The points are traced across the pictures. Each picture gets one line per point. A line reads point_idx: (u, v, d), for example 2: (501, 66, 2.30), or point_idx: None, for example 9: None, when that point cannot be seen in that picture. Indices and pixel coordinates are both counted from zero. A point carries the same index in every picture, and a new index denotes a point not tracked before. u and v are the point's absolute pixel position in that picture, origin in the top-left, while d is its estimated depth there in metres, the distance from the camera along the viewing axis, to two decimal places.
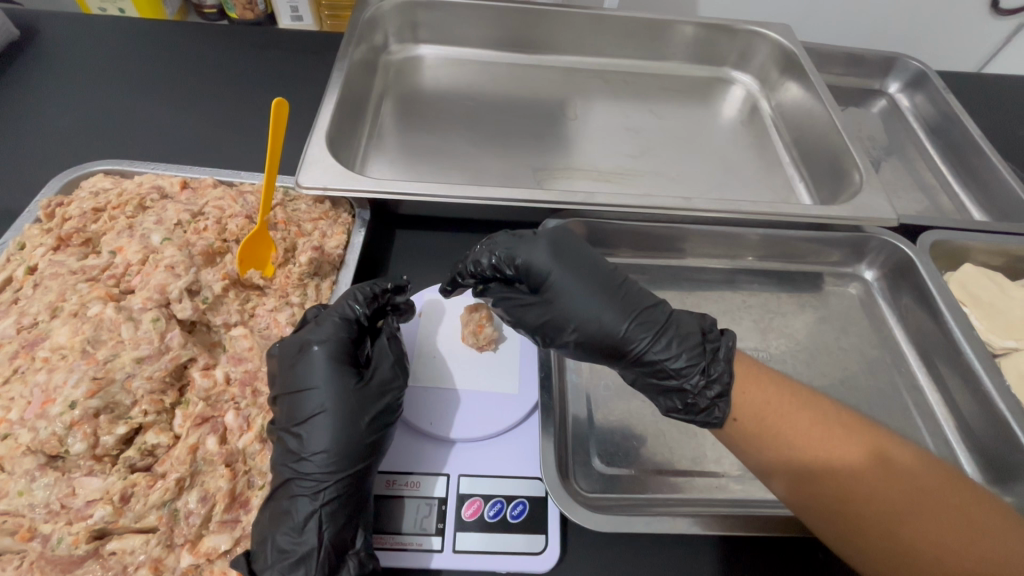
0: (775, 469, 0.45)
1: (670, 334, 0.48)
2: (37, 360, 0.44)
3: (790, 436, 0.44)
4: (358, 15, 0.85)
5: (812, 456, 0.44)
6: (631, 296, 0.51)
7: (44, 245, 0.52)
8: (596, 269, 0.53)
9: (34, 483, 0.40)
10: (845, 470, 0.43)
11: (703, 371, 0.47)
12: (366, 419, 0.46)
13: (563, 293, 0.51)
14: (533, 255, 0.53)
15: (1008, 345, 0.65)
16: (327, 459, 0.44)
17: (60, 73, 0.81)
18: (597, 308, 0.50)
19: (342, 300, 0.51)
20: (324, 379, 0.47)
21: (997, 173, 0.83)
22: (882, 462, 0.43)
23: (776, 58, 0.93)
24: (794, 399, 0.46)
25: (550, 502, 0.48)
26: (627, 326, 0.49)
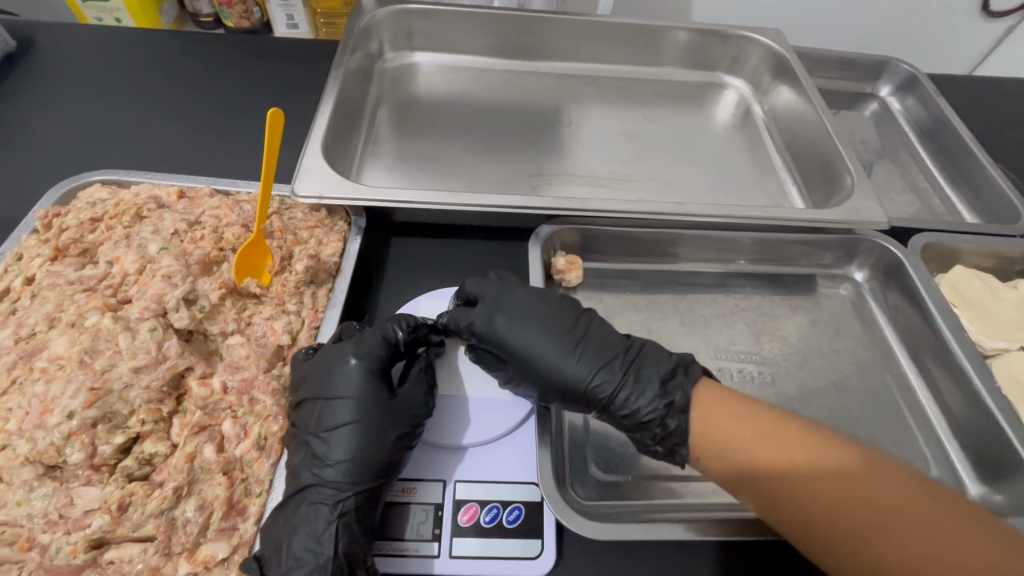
0: (741, 480, 0.45)
1: (629, 384, 0.50)
2: (35, 371, 0.44)
3: (753, 448, 0.45)
4: (353, 22, 0.86)
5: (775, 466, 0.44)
6: (596, 344, 0.53)
7: (41, 255, 0.53)
8: (558, 317, 0.54)
9: (33, 494, 0.40)
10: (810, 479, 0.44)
11: (662, 421, 0.49)
12: (393, 438, 0.46)
13: (526, 352, 0.52)
14: (491, 316, 0.54)
15: (1000, 347, 0.65)
16: (351, 468, 0.45)
17: (58, 83, 0.81)
18: (561, 361, 0.51)
19: (387, 321, 0.52)
20: (356, 391, 0.47)
21: (988, 174, 0.84)
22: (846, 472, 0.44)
23: (769, 63, 0.94)
24: (752, 418, 0.47)
25: (546, 508, 0.48)
26: (593, 379, 0.51)
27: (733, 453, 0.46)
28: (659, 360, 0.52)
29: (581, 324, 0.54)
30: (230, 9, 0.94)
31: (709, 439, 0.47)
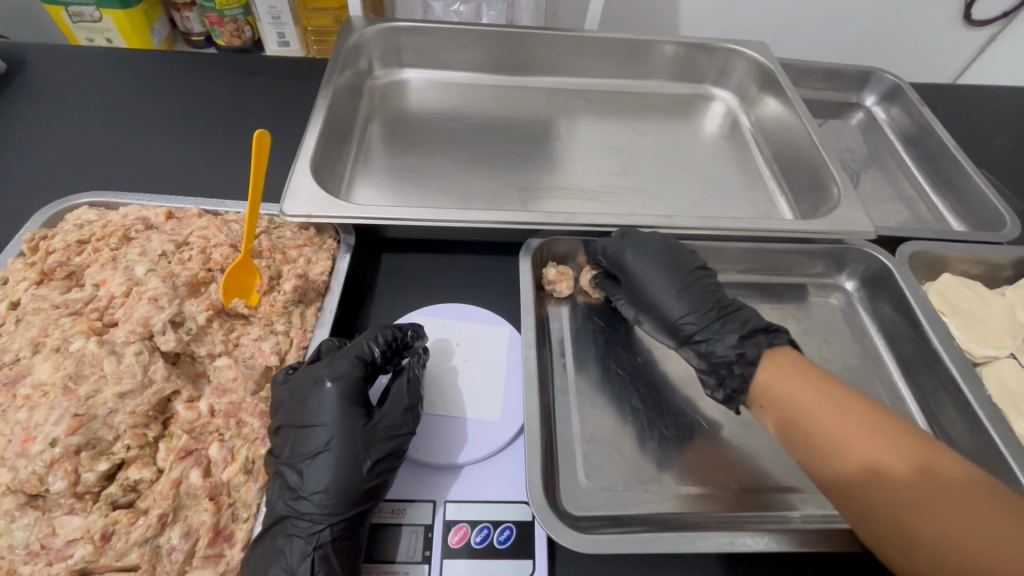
0: (815, 463, 0.48)
1: (715, 326, 0.56)
2: (18, 398, 0.44)
3: (830, 429, 0.47)
4: (342, 41, 0.86)
5: (848, 451, 0.45)
6: (704, 289, 0.59)
7: (27, 279, 0.52)
8: (679, 263, 0.61)
9: (14, 524, 0.40)
10: (891, 477, 0.44)
11: (730, 364, 0.54)
12: (368, 466, 0.45)
13: (639, 277, 0.60)
14: (621, 246, 0.62)
15: (988, 354, 0.66)
16: (326, 499, 0.44)
17: (47, 105, 0.81)
18: (662, 295, 0.59)
19: (361, 337, 0.51)
20: (333, 416, 0.47)
21: (973, 182, 0.85)
22: (919, 475, 0.43)
23: (754, 75, 0.95)
24: (841, 403, 0.48)
25: (537, 526, 0.48)
26: (679, 317, 0.58)
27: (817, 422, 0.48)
28: (761, 321, 0.57)
29: (698, 273, 0.61)
30: (221, 28, 0.94)
31: (781, 395, 0.50)
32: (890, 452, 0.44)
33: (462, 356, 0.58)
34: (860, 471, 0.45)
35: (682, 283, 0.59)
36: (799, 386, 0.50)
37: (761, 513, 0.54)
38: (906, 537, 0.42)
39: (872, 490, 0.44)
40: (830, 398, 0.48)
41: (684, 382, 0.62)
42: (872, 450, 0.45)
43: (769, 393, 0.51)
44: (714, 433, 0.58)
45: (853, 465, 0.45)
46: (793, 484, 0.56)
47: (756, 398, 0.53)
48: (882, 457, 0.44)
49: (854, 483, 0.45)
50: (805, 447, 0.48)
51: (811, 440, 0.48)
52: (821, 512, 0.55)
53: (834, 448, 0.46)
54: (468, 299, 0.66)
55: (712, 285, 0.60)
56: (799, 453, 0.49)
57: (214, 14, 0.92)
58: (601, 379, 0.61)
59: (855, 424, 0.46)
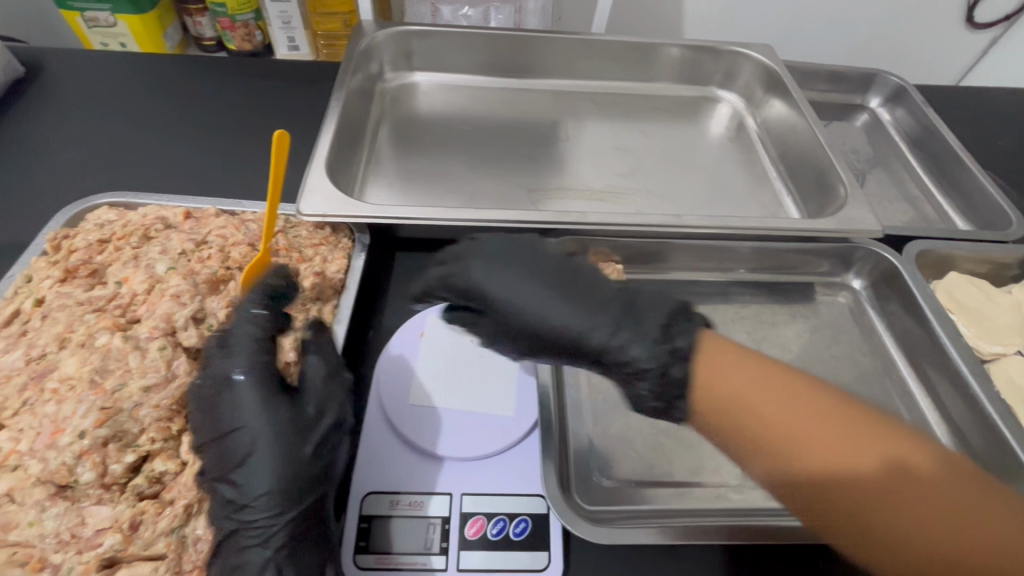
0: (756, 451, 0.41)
1: (623, 324, 0.46)
2: (46, 392, 0.45)
3: (792, 433, 0.39)
4: (354, 44, 0.87)
5: (818, 454, 0.39)
6: (590, 286, 0.50)
7: (51, 277, 0.53)
8: (547, 262, 0.51)
9: (45, 514, 0.40)
10: (866, 475, 0.38)
11: (664, 370, 0.44)
12: (309, 452, 0.47)
13: (515, 294, 0.50)
14: (468, 266, 0.52)
15: (996, 351, 0.66)
16: (271, 500, 0.45)
17: (66, 108, 0.83)
18: (552, 305, 0.49)
19: (240, 327, 0.49)
20: (255, 416, 0.47)
21: (978, 182, 0.86)
22: (867, 459, 0.38)
23: (761, 77, 0.96)
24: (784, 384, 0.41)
25: (552, 518, 0.49)
26: (581, 323, 0.47)
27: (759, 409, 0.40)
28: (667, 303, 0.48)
29: (571, 268, 0.52)
30: (233, 33, 0.96)
31: (721, 390, 0.42)
32: (859, 445, 0.39)
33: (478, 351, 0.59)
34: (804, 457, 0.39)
35: (562, 283, 0.50)
36: (728, 375, 0.42)
37: (773, 506, 0.55)
38: (874, 532, 0.38)
39: (849, 494, 0.38)
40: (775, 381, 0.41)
41: None
42: (841, 447, 0.39)
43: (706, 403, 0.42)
44: None
45: (824, 471, 0.39)
46: None
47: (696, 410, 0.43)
48: (855, 454, 0.39)
49: (828, 491, 0.39)
50: (766, 457, 0.40)
51: (772, 449, 0.40)
52: None
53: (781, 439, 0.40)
54: None
55: (597, 274, 0.52)
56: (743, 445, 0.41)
57: (225, 19, 0.94)
58: None
59: (818, 421, 0.40)
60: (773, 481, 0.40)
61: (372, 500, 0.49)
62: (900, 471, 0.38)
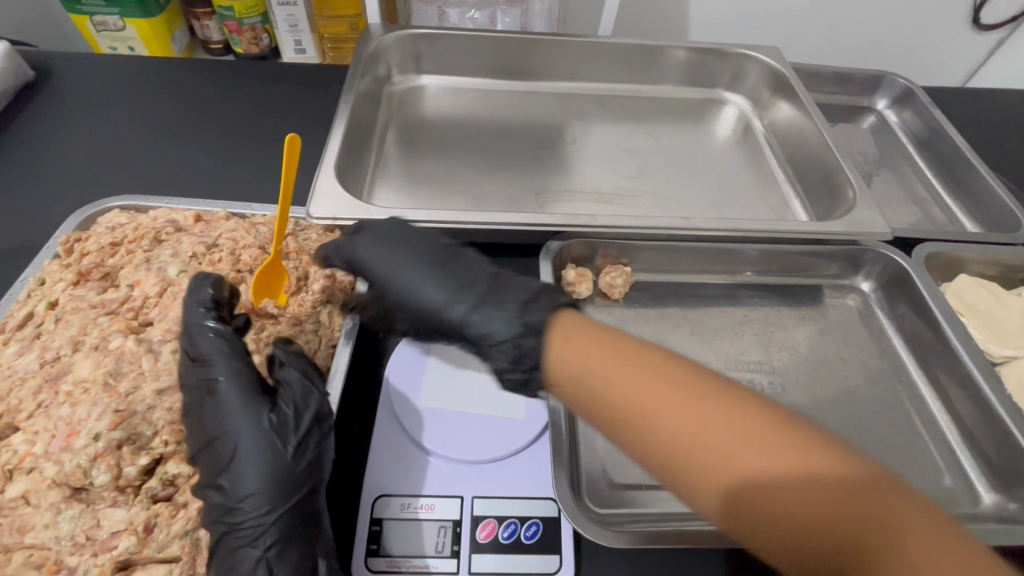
0: (611, 420, 0.40)
1: (487, 302, 0.50)
2: (61, 395, 0.45)
3: (666, 412, 0.37)
4: (363, 48, 0.88)
5: (697, 434, 0.36)
6: (466, 269, 0.53)
7: (64, 280, 0.54)
8: (431, 247, 0.55)
9: (60, 516, 0.41)
10: (741, 444, 0.35)
11: (517, 342, 0.47)
12: (292, 449, 0.45)
13: (392, 275, 0.53)
14: (357, 245, 0.55)
15: (1007, 354, 0.66)
16: (260, 499, 0.44)
17: (76, 111, 0.83)
18: (422, 284, 0.52)
19: (208, 340, 0.47)
20: (238, 416, 0.46)
21: (986, 184, 0.86)
22: (717, 416, 0.36)
23: (768, 80, 0.96)
24: (625, 352, 0.42)
25: (563, 521, 0.49)
26: (449, 300, 0.51)
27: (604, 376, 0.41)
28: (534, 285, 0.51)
29: (454, 252, 0.55)
30: (240, 36, 0.96)
31: (573, 363, 0.43)
32: (744, 425, 0.36)
33: None
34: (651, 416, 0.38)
35: (441, 264, 0.53)
36: (578, 347, 0.43)
37: None
38: (746, 500, 0.34)
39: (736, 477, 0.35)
40: (623, 349, 0.42)
41: None
42: (726, 426, 0.36)
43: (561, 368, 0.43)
44: None
45: (708, 451, 0.35)
46: None
47: (554, 377, 0.44)
48: (738, 434, 0.35)
49: (715, 476, 0.35)
50: (646, 438, 0.38)
51: (650, 429, 0.38)
52: None
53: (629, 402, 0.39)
54: None
55: (477, 259, 0.55)
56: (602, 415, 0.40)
57: (233, 23, 0.94)
58: None
59: (697, 401, 0.37)
60: (655, 467, 0.38)
61: (383, 502, 0.49)
62: (790, 452, 0.34)
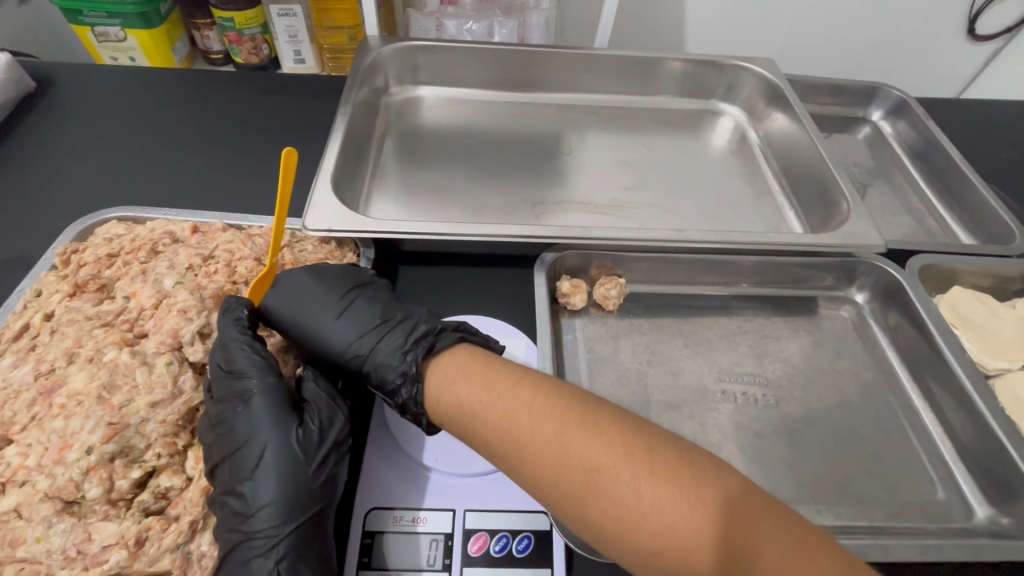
0: (494, 449, 0.46)
1: (380, 353, 0.54)
2: (54, 407, 0.45)
3: (535, 441, 0.44)
4: (361, 59, 0.88)
5: (561, 459, 0.43)
6: (362, 314, 0.56)
7: (61, 291, 0.54)
8: (332, 282, 0.58)
9: (52, 530, 0.41)
10: (599, 466, 0.42)
11: (398, 394, 0.51)
12: (314, 465, 0.47)
13: (294, 323, 0.55)
14: (266, 299, 0.56)
15: (1001, 367, 0.66)
16: (276, 511, 0.45)
17: (76, 122, 0.84)
18: (324, 329, 0.55)
19: (240, 355, 0.49)
20: (268, 430, 0.48)
21: (981, 196, 0.86)
22: (577, 441, 0.43)
23: (763, 91, 0.97)
24: (500, 385, 0.48)
25: (555, 534, 0.49)
26: (346, 352, 0.55)
27: (483, 412, 0.47)
28: (423, 329, 0.55)
29: (355, 295, 0.58)
30: (240, 46, 0.97)
31: (456, 401, 0.48)
32: (600, 449, 0.42)
33: None
34: (524, 442, 0.44)
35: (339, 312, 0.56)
36: (459, 384, 0.49)
37: None
38: (610, 515, 0.40)
39: (595, 497, 0.41)
40: (498, 383, 0.48)
41: (696, 393, 0.63)
42: (585, 451, 0.42)
43: (443, 409, 0.49)
44: (726, 443, 0.59)
45: (569, 474, 0.42)
46: (804, 495, 0.56)
47: (437, 421, 0.50)
48: (594, 458, 0.42)
49: (579, 498, 0.41)
50: (521, 466, 0.44)
51: (523, 457, 0.44)
52: (835, 523, 0.55)
53: (506, 432, 0.45)
54: (484, 310, 0.67)
55: (377, 293, 0.59)
56: (486, 447, 0.46)
57: (233, 33, 0.95)
58: (613, 391, 0.63)
59: (562, 431, 0.44)
60: (532, 491, 0.44)
61: (375, 515, 0.49)
62: (639, 471, 0.41)
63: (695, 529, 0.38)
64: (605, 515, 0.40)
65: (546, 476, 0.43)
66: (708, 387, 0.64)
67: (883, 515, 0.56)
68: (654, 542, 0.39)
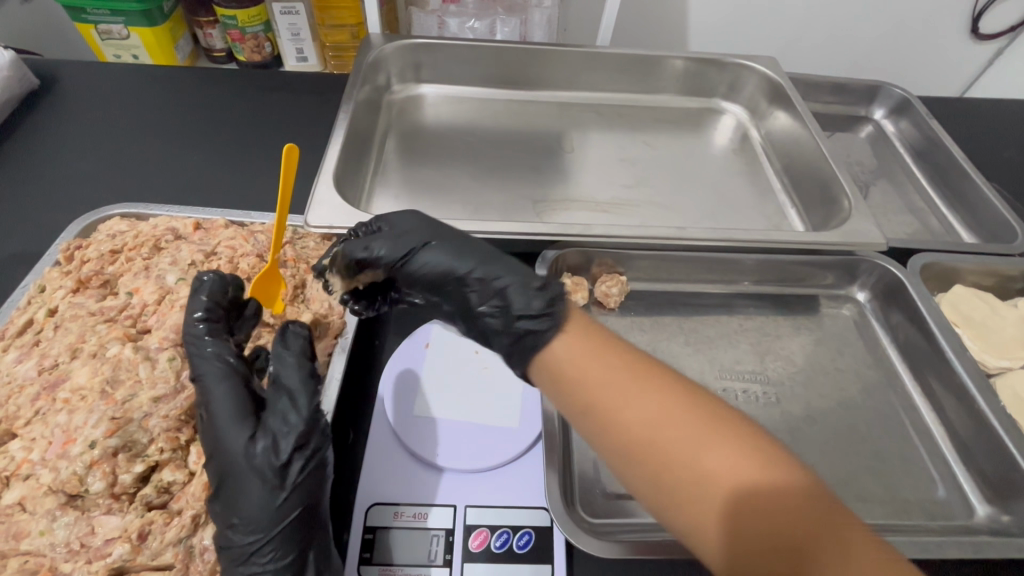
0: (577, 409, 0.44)
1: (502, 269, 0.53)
2: (58, 402, 0.45)
3: (626, 407, 0.42)
4: (362, 57, 0.88)
5: (651, 422, 0.40)
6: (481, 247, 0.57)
7: (64, 287, 0.54)
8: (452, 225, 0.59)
9: (55, 523, 0.41)
10: (693, 438, 0.39)
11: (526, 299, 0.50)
12: (277, 477, 0.44)
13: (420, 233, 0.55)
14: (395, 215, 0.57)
15: (1002, 365, 0.66)
16: (247, 523, 0.43)
17: (79, 119, 0.84)
18: (455, 248, 0.54)
19: (200, 357, 0.46)
20: (227, 439, 0.44)
21: (984, 195, 0.86)
22: (672, 408, 0.41)
23: (765, 89, 0.96)
24: (602, 349, 0.45)
25: (555, 530, 0.49)
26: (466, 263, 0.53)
27: (580, 367, 0.45)
28: None
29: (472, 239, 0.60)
30: (243, 45, 0.97)
31: (558, 357, 0.46)
32: (693, 420, 0.40)
33: (481, 364, 0.59)
34: (613, 403, 0.42)
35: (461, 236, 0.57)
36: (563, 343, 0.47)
37: None
38: (693, 489, 0.38)
39: (679, 469, 0.39)
40: (598, 347, 0.46)
41: None
42: (679, 420, 0.40)
43: (566, 342, 0.46)
44: None
45: (657, 439, 0.40)
46: None
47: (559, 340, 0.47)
48: (685, 427, 0.40)
49: (653, 461, 0.40)
50: (605, 424, 0.42)
51: (610, 417, 0.42)
52: None
53: (596, 390, 0.43)
54: None
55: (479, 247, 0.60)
56: (570, 404, 0.44)
57: (236, 32, 0.95)
58: None
59: (656, 395, 0.42)
60: (610, 452, 0.42)
61: (375, 511, 0.49)
62: (734, 453, 0.38)
63: (780, 528, 0.36)
64: (688, 487, 0.38)
65: (631, 437, 0.41)
66: (709, 385, 0.64)
67: (883, 512, 0.56)
68: (735, 529, 0.37)
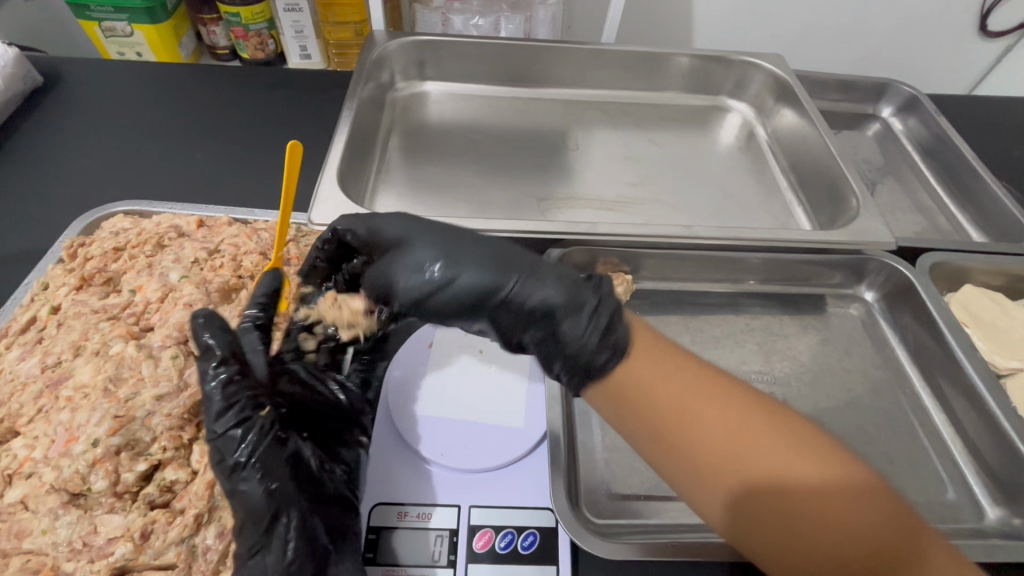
0: (644, 427, 0.43)
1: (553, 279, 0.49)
2: (61, 400, 0.45)
3: (706, 427, 0.40)
4: (365, 54, 0.88)
5: (731, 443, 0.40)
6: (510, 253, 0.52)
7: (67, 285, 0.54)
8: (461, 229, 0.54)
9: (58, 522, 0.41)
10: (774, 455, 0.39)
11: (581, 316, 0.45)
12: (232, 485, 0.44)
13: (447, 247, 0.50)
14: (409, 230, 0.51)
15: (1013, 366, 0.65)
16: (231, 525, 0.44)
17: (83, 117, 0.84)
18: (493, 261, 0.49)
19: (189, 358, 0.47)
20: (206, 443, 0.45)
21: (993, 194, 0.85)
22: (751, 425, 0.40)
23: (771, 86, 0.95)
24: (668, 360, 0.44)
25: (561, 531, 0.49)
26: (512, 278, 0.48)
27: (649, 386, 0.43)
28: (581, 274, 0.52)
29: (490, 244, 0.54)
30: (246, 42, 0.97)
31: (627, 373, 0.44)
32: (775, 439, 0.39)
33: (485, 365, 0.59)
34: (687, 421, 0.41)
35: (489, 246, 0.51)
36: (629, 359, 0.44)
37: None
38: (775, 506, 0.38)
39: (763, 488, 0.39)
40: (666, 360, 0.44)
41: None
42: (760, 438, 0.40)
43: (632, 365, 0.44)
44: None
45: (738, 459, 0.39)
46: None
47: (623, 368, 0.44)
48: (768, 447, 0.39)
49: (733, 479, 0.39)
50: (679, 444, 0.41)
51: (686, 437, 0.41)
52: None
53: (669, 408, 0.42)
54: None
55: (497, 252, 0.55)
56: (640, 424, 0.43)
57: (239, 29, 0.95)
58: None
59: (733, 412, 0.41)
60: (681, 473, 0.41)
61: (379, 510, 0.49)
62: (816, 468, 0.39)
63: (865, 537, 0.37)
64: (770, 503, 0.38)
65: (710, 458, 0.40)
66: None
67: None
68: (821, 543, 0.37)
